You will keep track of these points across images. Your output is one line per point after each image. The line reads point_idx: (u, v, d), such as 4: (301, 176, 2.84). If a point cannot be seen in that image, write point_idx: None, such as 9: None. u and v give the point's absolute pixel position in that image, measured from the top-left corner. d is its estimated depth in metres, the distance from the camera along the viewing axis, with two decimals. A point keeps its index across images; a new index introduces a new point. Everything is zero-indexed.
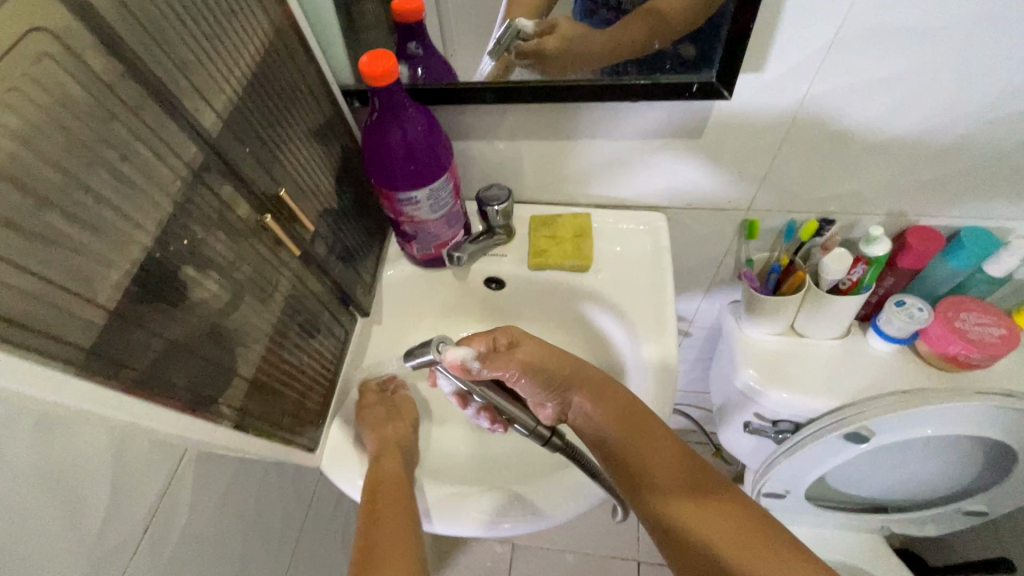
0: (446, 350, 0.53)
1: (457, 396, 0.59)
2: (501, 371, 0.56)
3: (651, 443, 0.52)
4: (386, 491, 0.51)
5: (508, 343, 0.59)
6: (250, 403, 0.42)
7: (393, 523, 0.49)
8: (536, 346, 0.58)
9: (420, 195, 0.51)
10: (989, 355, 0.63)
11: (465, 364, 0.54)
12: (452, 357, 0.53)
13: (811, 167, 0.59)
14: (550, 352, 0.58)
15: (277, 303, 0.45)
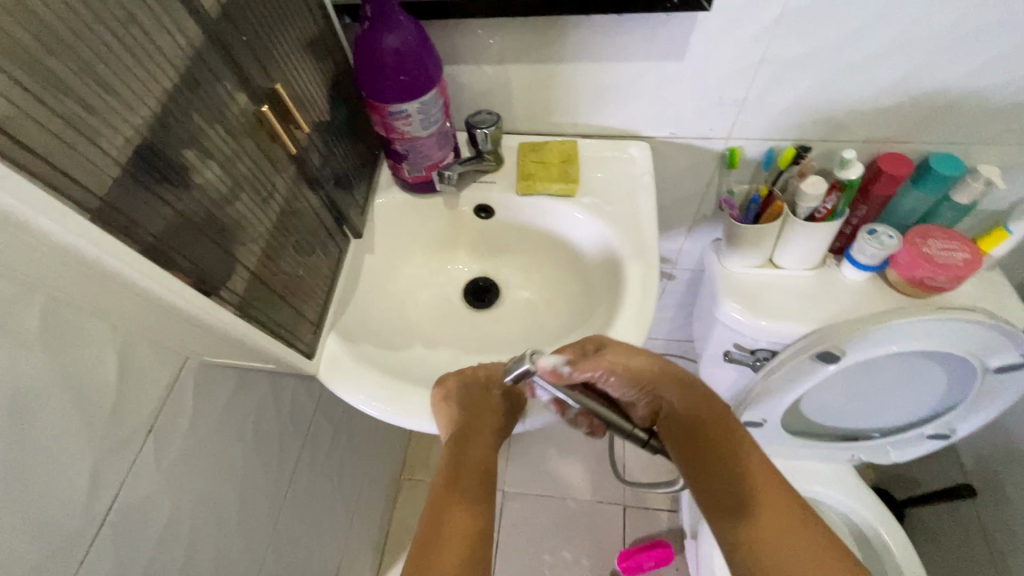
0: (536, 361, 0.49)
1: (555, 403, 0.56)
2: (591, 375, 0.52)
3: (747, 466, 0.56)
4: (466, 477, 0.52)
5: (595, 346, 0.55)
6: (249, 297, 0.45)
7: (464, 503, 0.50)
8: (624, 346, 0.54)
9: (410, 108, 0.53)
10: (953, 277, 0.67)
11: (557, 372, 0.50)
12: (545, 366, 0.49)
13: (789, 90, 0.61)
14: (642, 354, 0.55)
15: (274, 206, 0.48)
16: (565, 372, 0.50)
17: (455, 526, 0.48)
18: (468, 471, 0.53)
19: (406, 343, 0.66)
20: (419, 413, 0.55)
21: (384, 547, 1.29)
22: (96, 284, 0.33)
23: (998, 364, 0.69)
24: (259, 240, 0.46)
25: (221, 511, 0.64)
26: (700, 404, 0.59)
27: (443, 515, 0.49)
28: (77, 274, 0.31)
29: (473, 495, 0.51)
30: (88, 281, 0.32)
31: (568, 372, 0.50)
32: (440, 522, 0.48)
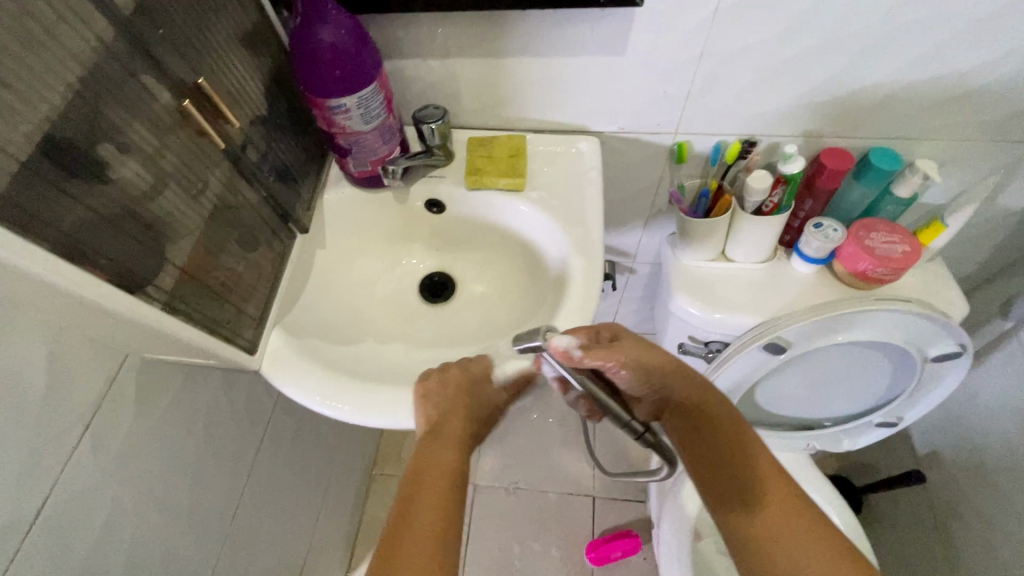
0: (550, 339, 0.49)
1: (559, 382, 0.56)
2: (603, 362, 0.51)
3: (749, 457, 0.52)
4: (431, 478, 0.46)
5: (611, 336, 0.55)
6: (180, 293, 0.44)
7: (429, 502, 0.44)
8: (639, 342, 0.54)
9: (349, 102, 0.53)
10: (893, 269, 0.68)
11: (569, 353, 0.50)
12: (557, 346, 0.49)
13: (731, 86, 0.62)
14: (652, 350, 0.55)
15: (208, 201, 0.47)
16: (577, 355, 0.50)
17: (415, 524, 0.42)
18: (435, 474, 0.47)
19: (359, 337, 0.66)
20: (365, 406, 0.55)
21: (355, 542, 1.29)
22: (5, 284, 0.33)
23: (936, 354, 0.71)
24: (190, 236, 0.46)
25: (170, 506, 0.64)
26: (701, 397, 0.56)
27: (410, 515, 0.43)
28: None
29: (440, 495, 0.45)
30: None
31: (579, 355, 0.50)
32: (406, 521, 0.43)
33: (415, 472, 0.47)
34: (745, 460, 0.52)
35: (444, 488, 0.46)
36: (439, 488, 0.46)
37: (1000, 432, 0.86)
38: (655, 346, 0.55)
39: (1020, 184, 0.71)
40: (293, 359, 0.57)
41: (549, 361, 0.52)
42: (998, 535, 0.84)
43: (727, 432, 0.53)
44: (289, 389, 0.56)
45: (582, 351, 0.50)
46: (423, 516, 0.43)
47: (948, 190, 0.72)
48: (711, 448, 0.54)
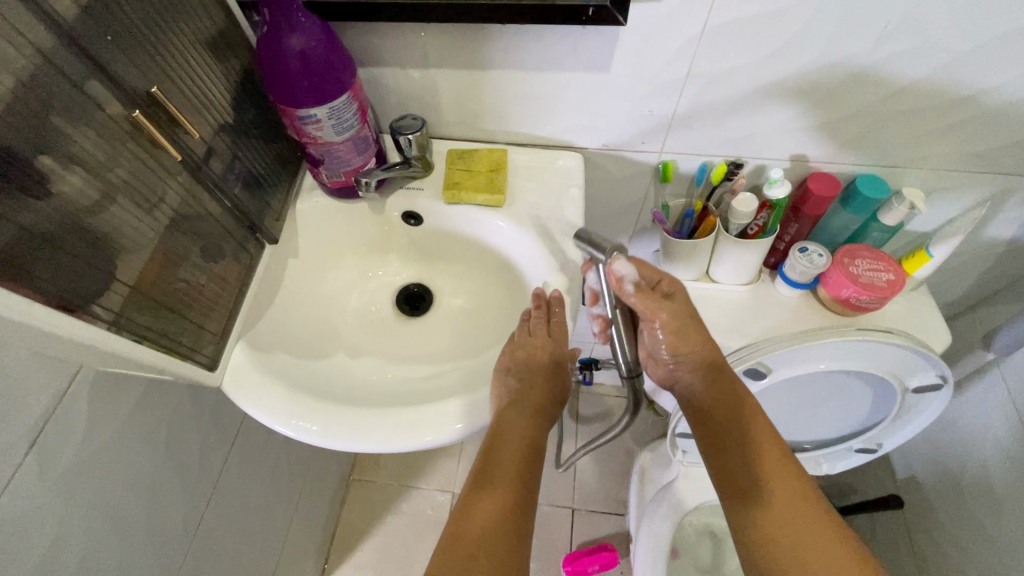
0: (616, 259, 0.52)
1: (591, 298, 0.59)
2: (645, 308, 0.57)
3: (763, 453, 0.54)
4: (513, 440, 0.54)
5: (667, 291, 0.60)
6: (129, 311, 0.42)
7: (506, 467, 0.53)
8: (689, 311, 0.60)
9: (319, 113, 0.51)
10: (877, 297, 0.67)
11: (622, 282, 0.54)
12: (616, 270, 0.53)
13: (718, 107, 0.61)
14: (694, 324, 0.60)
15: (164, 214, 0.45)
16: (626, 287, 0.54)
17: (500, 483, 0.51)
18: (514, 438, 0.54)
19: (328, 352, 0.64)
20: (329, 428, 0.53)
21: (330, 548, 1.27)
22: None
23: (917, 385, 0.70)
24: (142, 251, 0.44)
25: (125, 521, 0.62)
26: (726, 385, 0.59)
27: (492, 476, 0.52)
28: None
29: (516, 461, 0.53)
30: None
31: (630, 289, 0.55)
32: (493, 479, 0.52)
33: (498, 436, 0.54)
34: (757, 453, 0.54)
35: (525, 457, 0.54)
36: (517, 457, 0.53)
37: (977, 461, 0.86)
38: (699, 325, 0.60)
39: (1006, 216, 0.70)
40: (256, 376, 0.55)
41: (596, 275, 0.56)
42: (969, 563, 0.84)
43: (741, 419, 0.56)
44: (250, 407, 0.54)
45: (633, 286, 0.54)
46: (502, 479, 0.52)
47: (935, 219, 0.71)
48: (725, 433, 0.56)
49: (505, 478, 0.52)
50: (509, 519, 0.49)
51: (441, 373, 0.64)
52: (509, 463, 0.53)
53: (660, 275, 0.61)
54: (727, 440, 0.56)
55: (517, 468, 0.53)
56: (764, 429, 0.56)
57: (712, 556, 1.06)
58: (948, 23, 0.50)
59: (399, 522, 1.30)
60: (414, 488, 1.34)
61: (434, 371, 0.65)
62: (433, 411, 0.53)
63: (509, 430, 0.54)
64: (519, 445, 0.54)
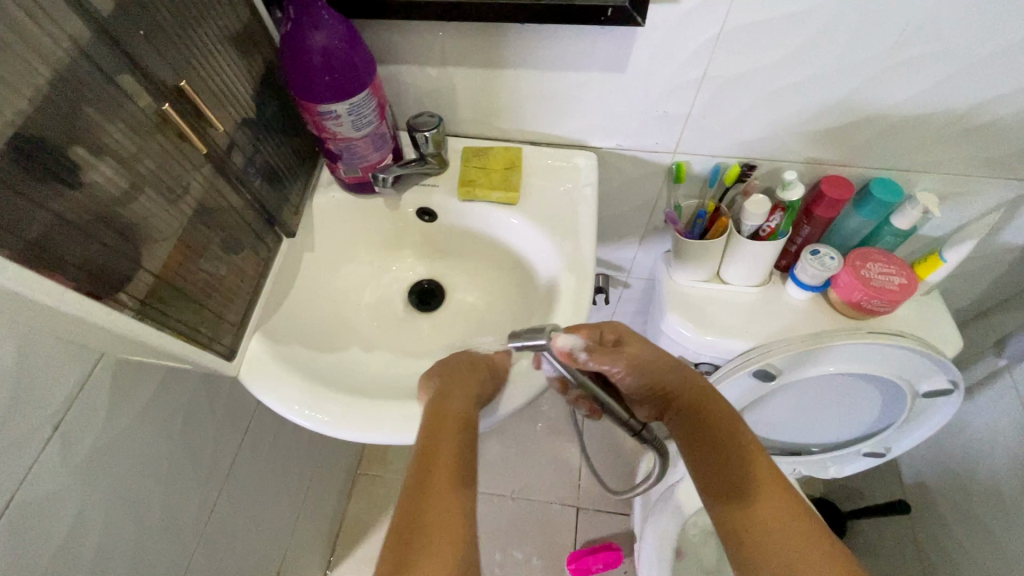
0: (554, 339, 0.50)
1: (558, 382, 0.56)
2: (608, 365, 0.55)
3: (743, 459, 0.55)
4: (447, 430, 0.50)
5: (615, 338, 0.58)
6: (154, 300, 0.43)
7: (442, 456, 0.48)
8: (644, 345, 0.58)
9: (340, 109, 0.52)
10: (888, 301, 0.67)
11: (573, 354, 0.52)
12: (560, 348, 0.51)
13: (733, 109, 0.61)
14: (654, 353, 0.58)
15: (188, 205, 0.46)
16: (580, 356, 0.52)
17: (442, 471, 0.46)
18: (448, 427, 0.50)
19: (342, 344, 0.65)
20: (343, 419, 0.53)
21: (337, 540, 1.29)
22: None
23: (928, 390, 0.70)
24: (167, 241, 0.45)
25: (141, 507, 0.63)
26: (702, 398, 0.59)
27: (427, 468, 0.47)
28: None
29: (451, 449, 0.48)
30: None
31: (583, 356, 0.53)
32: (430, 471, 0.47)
33: (433, 431, 0.50)
34: (736, 460, 0.55)
35: (461, 444, 0.50)
36: (454, 447, 0.49)
37: (986, 468, 0.85)
38: (660, 354, 0.58)
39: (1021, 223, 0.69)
40: (273, 366, 0.56)
41: (549, 361, 0.53)
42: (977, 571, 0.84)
43: (719, 429, 0.57)
44: (266, 397, 0.55)
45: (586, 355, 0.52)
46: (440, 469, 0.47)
47: (949, 224, 0.71)
48: (706, 445, 0.57)
49: (444, 467, 0.47)
50: (457, 513, 0.44)
51: None
52: (443, 452, 0.48)
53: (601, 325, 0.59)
54: (708, 452, 0.56)
55: (449, 457, 0.48)
56: (741, 435, 0.56)
57: (717, 558, 1.06)
58: (967, 28, 0.50)
59: None
60: None
61: None
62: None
63: (445, 421, 0.50)
64: (453, 435, 0.50)
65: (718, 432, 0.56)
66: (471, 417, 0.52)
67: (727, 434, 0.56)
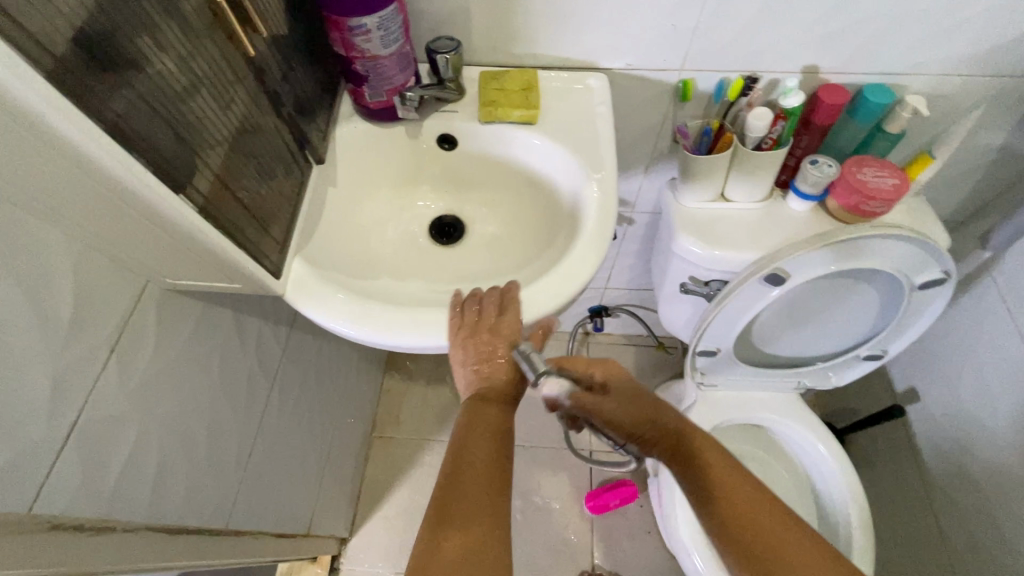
0: (544, 383, 0.50)
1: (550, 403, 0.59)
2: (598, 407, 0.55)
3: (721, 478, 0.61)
4: (481, 448, 0.52)
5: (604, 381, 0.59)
6: (214, 201, 0.45)
7: (478, 445, 0.52)
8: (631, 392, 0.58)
9: (370, 23, 0.53)
10: (884, 201, 0.72)
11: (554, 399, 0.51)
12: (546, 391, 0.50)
13: (736, 21, 0.64)
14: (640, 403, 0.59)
15: (238, 113, 0.48)
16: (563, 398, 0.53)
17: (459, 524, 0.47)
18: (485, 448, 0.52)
19: (374, 273, 0.67)
20: (389, 330, 0.56)
21: (358, 504, 1.31)
22: (37, 172, 0.33)
23: (922, 281, 0.76)
24: (222, 145, 0.46)
25: (190, 443, 0.64)
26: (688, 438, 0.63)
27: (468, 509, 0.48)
28: (11, 148, 0.30)
29: (485, 441, 0.52)
30: (18, 162, 0.31)
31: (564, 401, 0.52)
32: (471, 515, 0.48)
33: (465, 450, 0.52)
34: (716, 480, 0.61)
35: (499, 474, 0.51)
36: (486, 445, 0.52)
37: (973, 363, 0.93)
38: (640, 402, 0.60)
39: (998, 121, 0.75)
40: (318, 284, 0.57)
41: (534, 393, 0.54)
42: (972, 458, 0.92)
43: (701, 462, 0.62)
44: (313, 315, 0.56)
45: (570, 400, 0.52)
46: (481, 514, 0.48)
47: (932, 128, 0.76)
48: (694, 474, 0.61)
49: (485, 511, 0.48)
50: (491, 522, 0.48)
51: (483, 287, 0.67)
52: (474, 487, 0.49)
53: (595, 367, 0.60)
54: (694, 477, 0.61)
55: (491, 500, 0.49)
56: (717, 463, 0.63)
57: None
58: None
59: (425, 474, 1.34)
60: (435, 441, 1.38)
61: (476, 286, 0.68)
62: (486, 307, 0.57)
63: (478, 427, 0.53)
64: (486, 447, 0.52)
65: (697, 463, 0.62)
66: (505, 420, 0.54)
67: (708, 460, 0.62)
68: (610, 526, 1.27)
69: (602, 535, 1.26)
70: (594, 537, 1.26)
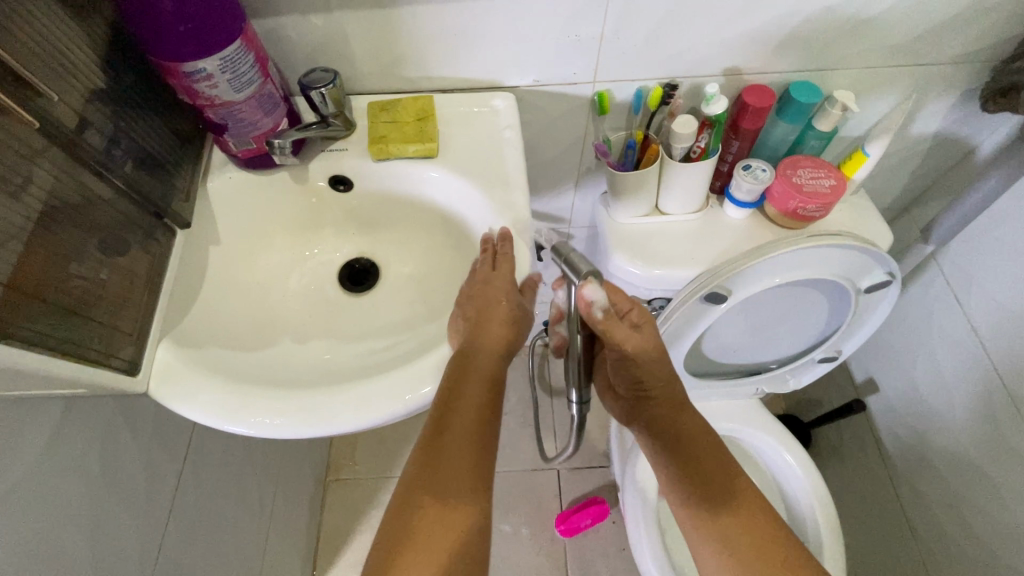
0: (584, 284, 0.49)
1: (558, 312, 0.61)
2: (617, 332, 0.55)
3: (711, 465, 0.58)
4: (466, 410, 0.50)
5: (636, 322, 0.58)
6: (6, 313, 0.36)
7: (462, 406, 0.49)
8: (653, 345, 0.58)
9: (209, 66, 0.45)
10: (822, 205, 0.67)
11: (588, 305, 0.51)
12: (583, 292, 0.49)
13: (643, 25, 0.58)
14: (658, 355, 0.58)
15: (37, 196, 0.40)
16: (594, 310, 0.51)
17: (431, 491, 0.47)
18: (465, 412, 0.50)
19: (268, 342, 0.58)
20: (284, 420, 0.47)
21: (316, 557, 1.22)
22: None
23: (868, 284, 0.72)
24: (15, 240, 0.38)
25: (66, 563, 0.55)
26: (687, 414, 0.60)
27: (446, 478, 0.48)
28: None
29: (469, 401, 0.50)
30: None
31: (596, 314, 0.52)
32: (448, 485, 0.47)
33: (449, 412, 0.49)
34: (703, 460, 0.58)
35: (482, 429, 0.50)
36: (471, 406, 0.50)
37: (926, 355, 0.91)
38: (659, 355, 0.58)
39: (930, 109, 0.72)
40: (188, 371, 0.49)
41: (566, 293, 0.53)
42: (932, 449, 0.90)
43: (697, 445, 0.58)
44: (185, 410, 0.48)
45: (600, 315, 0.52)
46: (465, 481, 0.48)
47: (864, 121, 0.72)
48: (686, 455, 0.58)
49: (464, 477, 0.48)
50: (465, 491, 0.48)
51: (397, 345, 0.59)
52: (459, 451, 0.49)
53: (632, 305, 0.58)
54: (676, 451, 0.58)
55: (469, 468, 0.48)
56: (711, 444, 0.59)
57: None
58: None
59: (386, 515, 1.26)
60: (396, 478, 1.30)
61: (389, 341, 0.60)
62: (398, 375, 0.49)
63: (464, 388, 0.50)
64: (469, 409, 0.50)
65: (694, 445, 0.58)
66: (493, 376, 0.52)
67: (701, 443, 0.59)
68: (584, 548, 1.22)
69: (576, 559, 1.21)
70: (568, 562, 1.21)
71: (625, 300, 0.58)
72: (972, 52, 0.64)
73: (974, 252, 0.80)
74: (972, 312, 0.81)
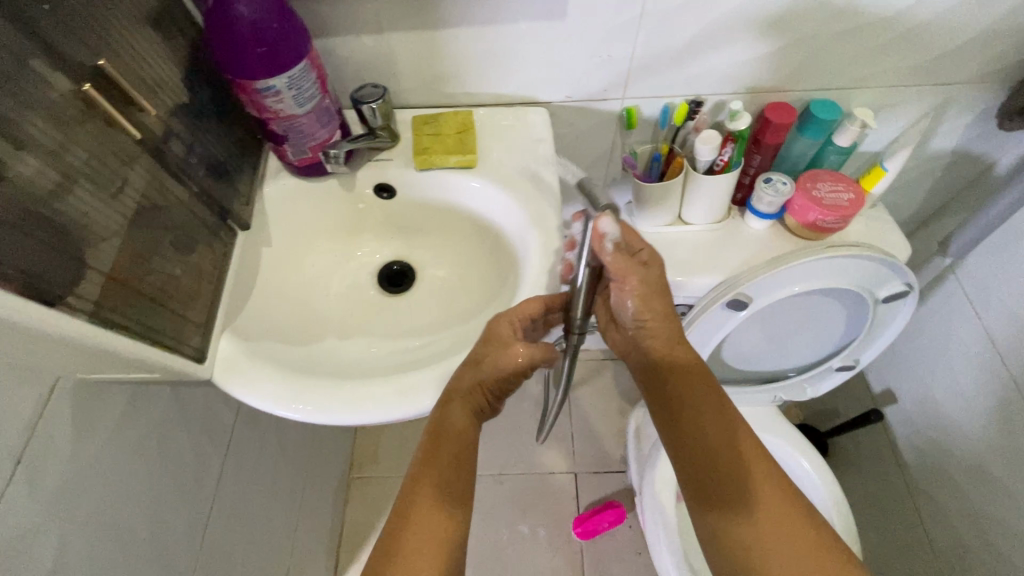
0: (601, 219, 0.44)
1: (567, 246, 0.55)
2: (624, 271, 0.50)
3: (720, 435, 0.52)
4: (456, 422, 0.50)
5: (644, 261, 0.53)
6: (107, 301, 0.41)
7: (454, 418, 0.50)
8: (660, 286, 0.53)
9: (278, 83, 0.50)
10: (841, 218, 0.70)
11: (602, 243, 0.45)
12: (601, 228, 0.44)
13: (672, 47, 0.62)
14: (662, 296, 0.54)
15: (131, 199, 0.45)
16: (609, 248, 0.46)
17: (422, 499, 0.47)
18: (450, 437, 0.50)
19: (315, 338, 0.63)
20: (331, 408, 0.52)
21: (338, 551, 1.26)
22: None
23: (886, 294, 0.75)
24: (113, 237, 0.42)
25: (127, 537, 0.59)
26: (692, 369, 0.55)
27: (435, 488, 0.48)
28: None
29: (461, 415, 0.51)
30: None
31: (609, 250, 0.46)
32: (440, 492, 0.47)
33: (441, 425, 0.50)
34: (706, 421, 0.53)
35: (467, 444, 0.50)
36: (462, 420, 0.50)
37: (944, 366, 0.93)
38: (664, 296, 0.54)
39: (948, 126, 0.74)
40: (247, 360, 0.53)
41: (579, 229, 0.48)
42: (950, 459, 0.91)
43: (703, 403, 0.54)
44: (244, 396, 0.52)
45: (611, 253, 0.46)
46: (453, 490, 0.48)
47: (883, 137, 0.75)
48: (685, 413, 0.54)
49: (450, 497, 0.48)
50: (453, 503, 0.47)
51: (434, 342, 0.63)
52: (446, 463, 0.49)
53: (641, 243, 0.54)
54: (673, 399, 0.55)
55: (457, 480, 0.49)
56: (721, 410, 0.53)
57: None
58: None
59: None
60: None
61: (427, 340, 0.64)
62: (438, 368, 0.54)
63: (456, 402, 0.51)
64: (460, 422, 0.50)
65: (697, 401, 0.54)
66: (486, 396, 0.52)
67: (708, 404, 0.53)
68: (600, 551, 1.24)
69: (591, 562, 1.23)
70: (584, 564, 1.23)
71: (635, 237, 0.54)
72: (988, 73, 0.66)
73: (992, 265, 0.82)
74: (989, 325, 0.83)
